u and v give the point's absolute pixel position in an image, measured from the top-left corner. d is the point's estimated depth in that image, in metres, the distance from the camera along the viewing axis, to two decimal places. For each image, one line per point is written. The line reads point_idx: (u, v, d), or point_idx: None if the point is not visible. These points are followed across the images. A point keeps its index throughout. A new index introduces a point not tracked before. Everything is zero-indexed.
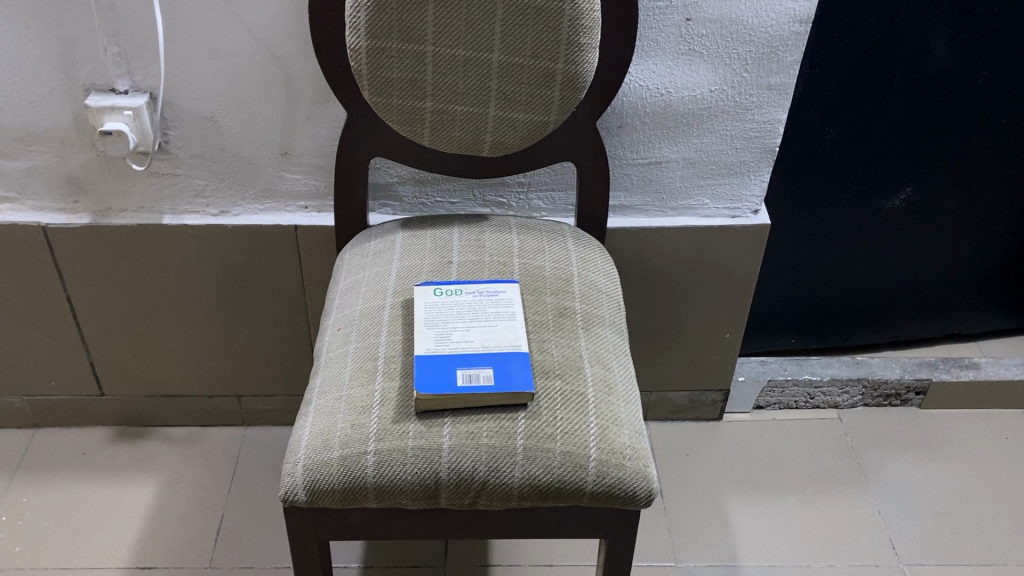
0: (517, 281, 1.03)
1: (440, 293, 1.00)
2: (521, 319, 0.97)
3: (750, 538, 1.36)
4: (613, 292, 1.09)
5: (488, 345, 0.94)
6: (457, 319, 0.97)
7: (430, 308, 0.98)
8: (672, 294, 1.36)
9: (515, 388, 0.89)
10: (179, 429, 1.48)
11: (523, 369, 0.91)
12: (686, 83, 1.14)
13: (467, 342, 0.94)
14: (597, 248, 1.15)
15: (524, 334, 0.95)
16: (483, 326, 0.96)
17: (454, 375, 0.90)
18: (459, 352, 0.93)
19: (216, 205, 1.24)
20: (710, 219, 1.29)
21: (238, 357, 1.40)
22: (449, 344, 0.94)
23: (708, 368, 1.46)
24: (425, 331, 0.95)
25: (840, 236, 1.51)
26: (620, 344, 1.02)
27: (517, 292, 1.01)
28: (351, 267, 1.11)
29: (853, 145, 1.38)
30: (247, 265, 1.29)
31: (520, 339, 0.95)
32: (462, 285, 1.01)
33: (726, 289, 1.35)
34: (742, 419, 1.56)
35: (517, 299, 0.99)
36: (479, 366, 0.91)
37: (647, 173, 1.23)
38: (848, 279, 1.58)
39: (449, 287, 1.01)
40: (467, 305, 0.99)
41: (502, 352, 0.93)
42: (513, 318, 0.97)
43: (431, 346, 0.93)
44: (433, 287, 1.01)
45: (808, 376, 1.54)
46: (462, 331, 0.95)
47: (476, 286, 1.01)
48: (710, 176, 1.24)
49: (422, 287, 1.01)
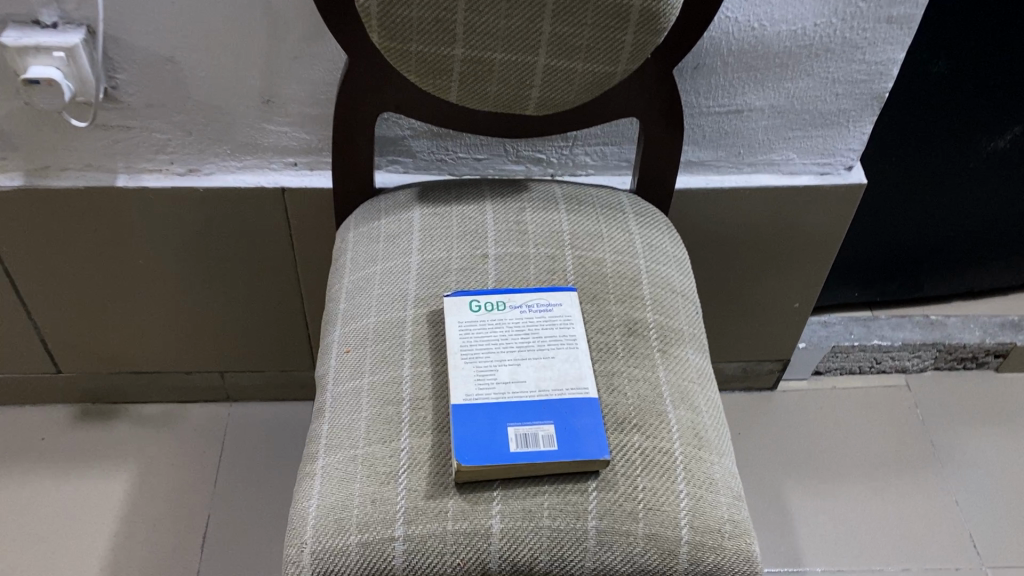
0: (575, 288, 0.80)
1: (477, 308, 0.78)
2: (585, 348, 0.75)
3: (812, 538, 1.20)
4: (689, 291, 0.87)
5: (547, 390, 0.72)
6: (502, 350, 0.75)
7: (466, 333, 0.76)
8: (737, 261, 1.14)
9: (586, 457, 0.68)
10: (153, 406, 1.28)
11: (594, 425, 0.70)
12: (785, 15, 0.88)
13: (519, 386, 0.72)
14: (665, 227, 0.92)
15: (591, 373, 0.74)
16: (537, 361, 0.74)
17: (505, 438, 0.69)
18: (510, 403, 0.71)
19: (183, 162, 0.99)
20: (794, 177, 1.05)
21: (215, 331, 1.18)
22: (495, 389, 0.72)
23: (768, 338, 1.26)
24: (463, 369, 0.73)
25: (929, 183, 1.27)
26: (704, 367, 0.81)
27: (577, 306, 0.78)
28: (358, 257, 0.88)
29: (962, 79, 1.13)
30: (224, 232, 1.05)
31: (586, 380, 0.73)
32: (505, 296, 0.79)
33: (802, 254, 1.13)
34: (798, 388, 1.38)
35: (578, 317, 0.77)
36: (537, 424, 0.70)
37: (723, 123, 0.99)
38: (930, 228, 1.35)
39: (488, 299, 0.78)
40: (514, 328, 0.76)
41: (566, 401, 0.71)
42: (575, 348, 0.75)
43: (471, 392, 0.72)
44: (467, 298, 0.79)
45: (877, 341, 1.34)
46: (510, 370, 0.73)
47: (524, 296, 0.79)
48: (801, 126, 1.00)
49: (452, 298, 0.79)
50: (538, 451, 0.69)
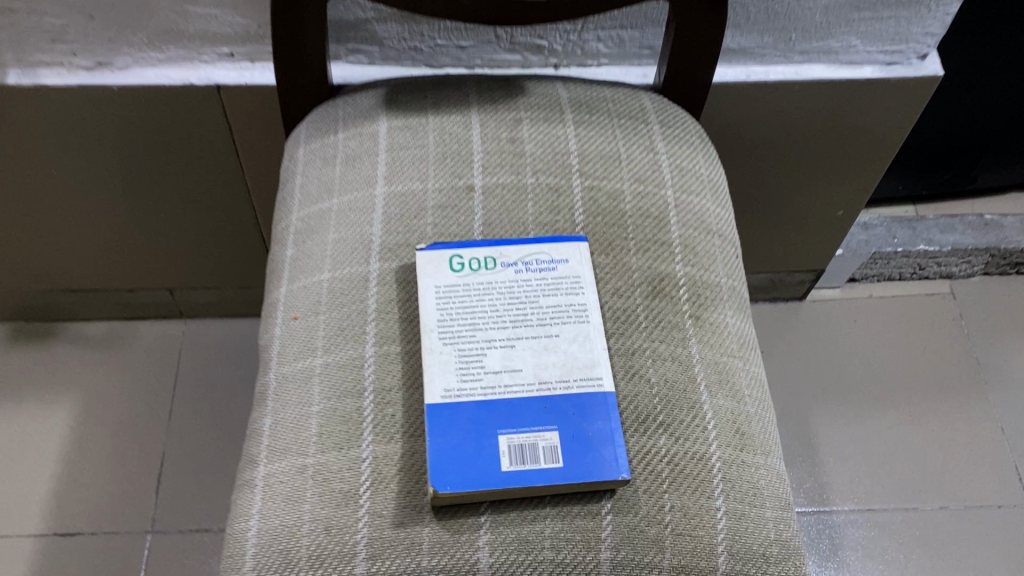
0: (586, 236, 0.63)
1: (460, 266, 0.60)
2: (598, 322, 0.59)
3: (840, 473, 1.08)
4: (726, 229, 0.69)
5: (550, 383, 0.56)
6: (492, 326, 0.58)
7: (446, 303, 0.59)
8: (775, 165, 0.95)
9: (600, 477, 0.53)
10: (96, 324, 1.12)
11: (610, 433, 0.55)
12: None
13: (514, 378, 0.56)
14: (696, 143, 0.73)
15: (606, 357, 0.57)
16: (537, 342, 0.57)
17: (496, 453, 0.53)
18: (502, 402, 0.55)
19: (89, 53, 0.78)
20: (854, 69, 0.85)
21: (156, 247, 1.00)
22: (482, 382, 0.56)
23: (801, 247, 1.09)
24: (441, 354, 0.57)
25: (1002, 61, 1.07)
26: (745, 335, 0.65)
27: (588, 263, 0.61)
28: (310, 186, 0.69)
29: None
30: (152, 137, 0.85)
31: (600, 367, 0.57)
32: (496, 249, 0.61)
33: (853, 157, 0.94)
34: (829, 297, 1.23)
35: (590, 280, 0.60)
36: (537, 432, 0.54)
37: (772, 2, 0.77)
38: (994, 113, 1.15)
39: (474, 254, 0.61)
40: (508, 296, 0.59)
41: (574, 399, 0.55)
42: (586, 322, 0.58)
43: (452, 387, 0.55)
44: (447, 252, 0.61)
45: (924, 247, 1.17)
46: (502, 355, 0.57)
47: (520, 250, 0.61)
48: (870, 6, 0.78)
49: (427, 252, 0.61)
50: (537, 469, 0.53)
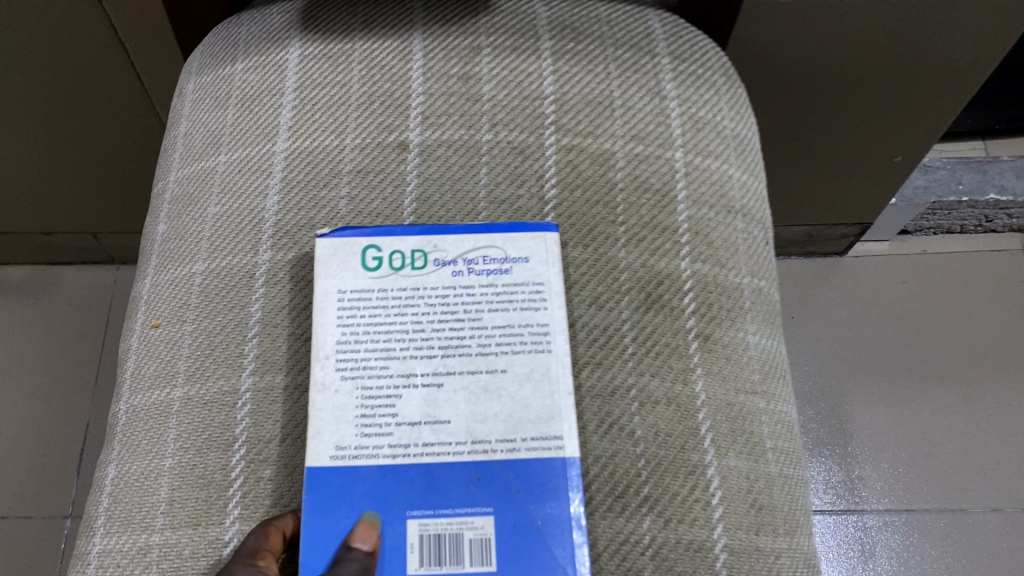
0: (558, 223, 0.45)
1: (375, 263, 0.43)
2: (564, 352, 0.41)
3: (880, 466, 0.91)
4: (754, 204, 0.51)
5: (486, 444, 0.40)
6: (412, 355, 0.41)
7: (351, 318, 0.42)
8: (822, 100, 0.75)
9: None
10: (17, 269, 0.97)
11: (565, 524, 0.38)
12: None
13: (438, 434, 0.40)
14: (720, 83, 0.54)
15: (571, 405, 0.40)
16: (474, 381, 0.41)
17: (399, 548, 0.38)
18: (417, 470, 0.39)
19: None
20: None
21: (66, 184, 0.83)
22: (391, 438, 0.39)
23: (847, 196, 0.90)
24: (337, 393, 0.40)
25: None
26: (772, 357, 0.47)
27: (556, 262, 0.43)
28: (195, 138, 0.52)
29: None
30: (31, 57, 0.67)
31: (561, 422, 0.40)
32: (429, 239, 0.44)
33: (923, 91, 0.75)
34: (875, 252, 1.04)
35: (557, 289, 0.42)
36: (461, 517, 0.38)
37: None
38: None
39: (396, 247, 0.43)
40: (438, 309, 0.42)
41: (518, 468, 0.39)
42: (546, 351, 0.41)
43: (348, 443, 0.39)
44: (359, 242, 0.43)
45: (994, 196, 0.97)
46: (424, 398, 0.40)
47: (462, 243, 0.44)
48: None
49: (332, 240, 0.44)
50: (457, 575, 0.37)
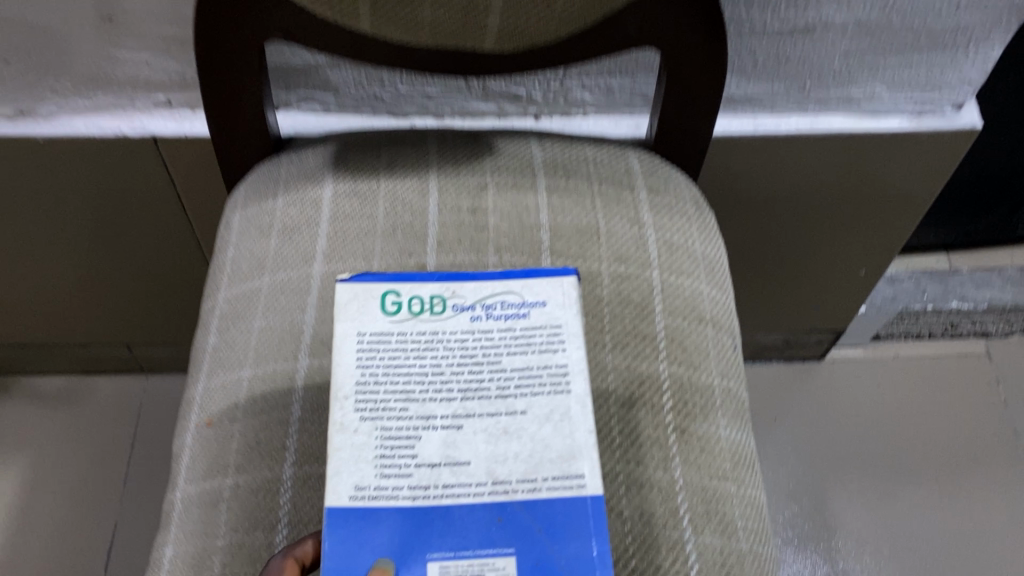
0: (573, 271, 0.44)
1: (394, 308, 0.42)
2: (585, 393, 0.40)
3: (862, 559, 0.96)
4: (723, 314, 0.60)
5: (506, 485, 0.37)
6: (431, 398, 0.39)
7: (371, 359, 0.40)
8: (790, 221, 0.84)
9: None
10: (51, 378, 1.04)
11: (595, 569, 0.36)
12: None
13: (457, 475, 0.37)
14: (691, 212, 0.63)
15: (594, 444, 0.38)
16: (494, 423, 0.39)
17: None
18: (437, 513, 0.36)
19: (9, 99, 0.69)
20: (879, 120, 0.74)
21: (107, 300, 0.91)
22: (411, 480, 0.37)
23: (820, 305, 0.99)
24: (356, 433, 0.38)
25: None
26: (743, 448, 0.54)
27: (574, 305, 0.42)
28: (241, 262, 0.60)
29: None
30: (89, 191, 0.76)
31: (581, 462, 0.38)
32: (447, 286, 0.43)
33: (878, 213, 0.84)
34: (852, 357, 1.10)
35: (575, 330, 0.41)
36: (483, 559, 0.35)
37: (786, 48, 0.67)
38: None
39: (415, 294, 0.43)
40: (456, 351, 0.41)
41: (540, 508, 0.37)
42: (567, 393, 0.40)
43: (367, 484, 0.37)
44: (377, 288, 0.42)
45: (957, 303, 1.11)
46: (442, 440, 0.38)
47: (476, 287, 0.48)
48: (897, 51, 0.68)
49: (349, 285, 0.42)
50: None
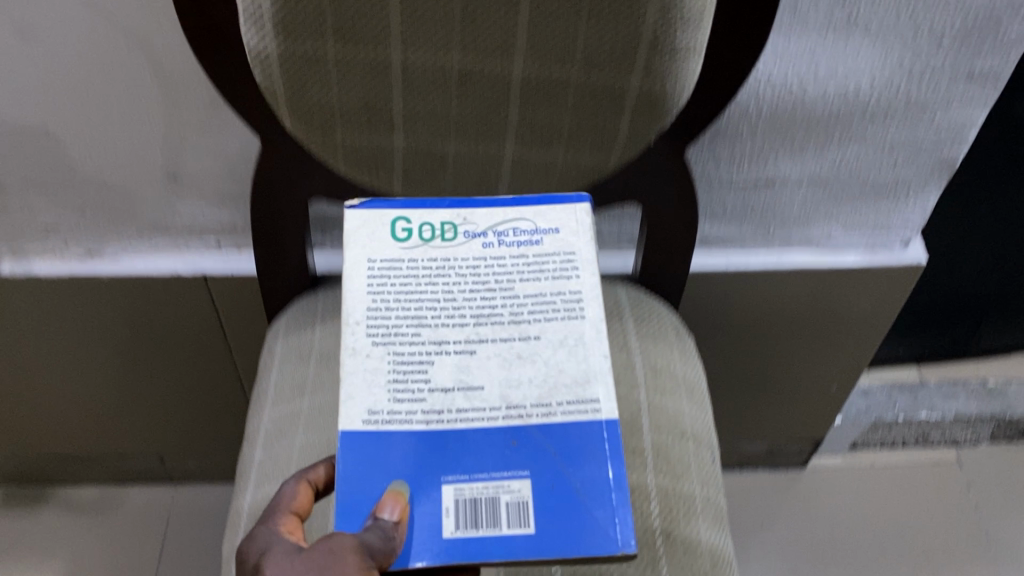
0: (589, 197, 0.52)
1: (405, 234, 0.50)
2: (597, 317, 0.47)
3: None
4: (704, 430, 0.69)
5: (521, 409, 0.45)
6: (443, 323, 0.47)
7: (381, 288, 0.48)
8: (765, 343, 0.94)
9: (588, 548, 0.42)
10: (86, 489, 1.11)
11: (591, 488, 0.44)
12: (837, 73, 0.68)
13: (471, 400, 0.45)
14: (675, 339, 0.73)
15: (604, 368, 0.46)
16: (507, 347, 0.46)
17: (438, 513, 0.42)
18: (452, 438, 0.44)
19: (80, 242, 0.80)
20: (837, 255, 0.85)
21: (145, 415, 1.00)
22: (423, 405, 0.45)
23: (798, 417, 1.07)
24: (369, 358, 0.46)
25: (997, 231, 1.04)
26: (722, 552, 0.62)
27: (583, 233, 0.50)
28: (284, 387, 0.69)
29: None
30: (141, 321, 0.86)
31: (595, 387, 0.46)
32: (458, 213, 0.50)
33: (845, 337, 0.93)
34: (831, 465, 1.17)
35: (586, 258, 0.49)
36: (500, 481, 0.43)
37: (750, 197, 0.79)
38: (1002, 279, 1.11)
39: (426, 220, 0.50)
40: (469, 277, 0.48)
41: (556, 432, 0.45)
42: (579, 319, 0.47)
43: (381, 408, 0.45)
44: (390, 214, 0.50)
45: (926, 413, 1.19)
46: (456, 363, 0.46)
47: (491, 215, 0.50)
48: (847, 198, 0.80)
49: (364, 211, 0.50)
50: (499, 537, 0.42)
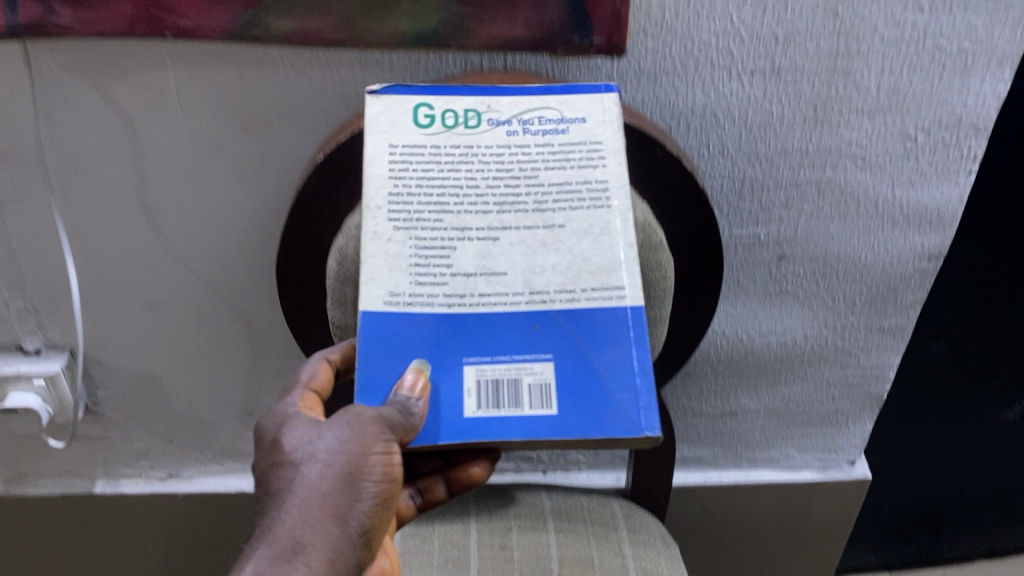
0: (614, 88, 0.58)
1: (428, 120, 0.56)
2: (620, 206, 0.54)
3: None
4: None
5: (544, 293, 0.53)
6: (467, 212, 0.54)
7: (403, 172, 0.55)
8: (741, 549, 1.08)
9: (611, 428, 0.51)
10: None
11: (609, 371, 0.52)
12: (776, 328, 0.88)
13: (492, 284, 0.53)
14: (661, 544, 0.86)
15: (623, 257, 0.54)
16: (531, 235, 0.54)
17: (462, 391, 0.52)
18: (474, 318, 0.53)
19: (165, 465, 0.97)
20: (797, 473, 1.02)
21: None
22: (446, 288, 0.53)
23: None
24: (391, 241, 0.53)
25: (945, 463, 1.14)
26: None
27: (608, 122, 0.57)
28: None
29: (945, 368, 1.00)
30: (205, 531, 1.02)
31: (619, 272, 0.53)
32: (482, 102, 0.57)
33: (809, 545, 1.08)
34: None
35: (611, 147, 0.56)
36: (521, 364, 0.53)
37: (719, 424, 0.97)
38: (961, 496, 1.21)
39: (449, 107, 0.56)
40: (492, 165, 0.55)
41: (579, 318, 0.53)
42: (602, 207, 0.54)
43: (403, 290, 0.53)
44: (413, 100, 0.57)
45: None
46: (478, 250, 0.54)
47: (516, 104, 0.57)
48: (799, 426, 0.97)
49: (388, 96, 0.57)
50: (521, 416, 0.51)
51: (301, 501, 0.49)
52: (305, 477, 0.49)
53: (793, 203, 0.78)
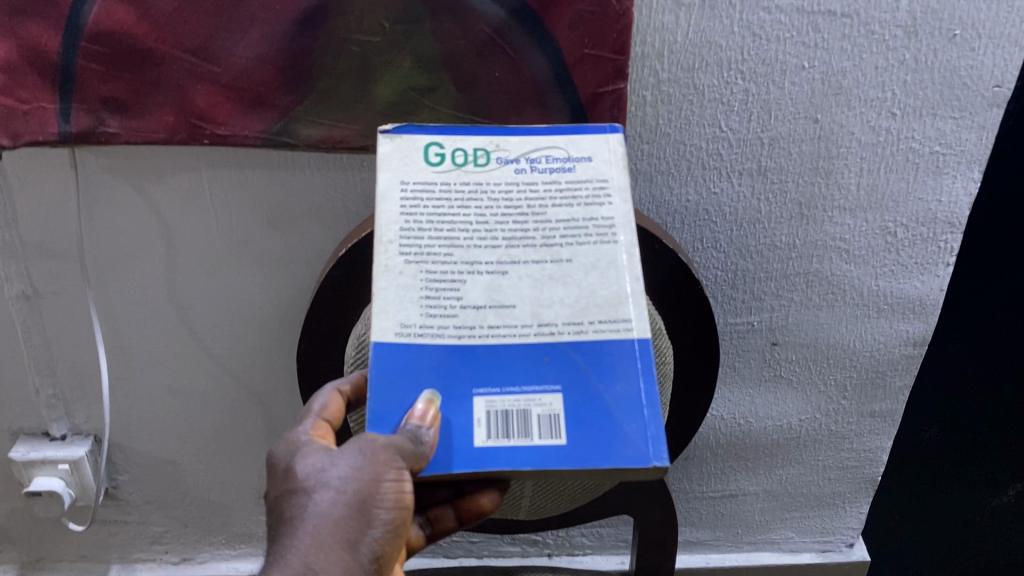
0: (620, 128, 0.57)
1: (439, 158, 0.54)
2: (627, 240, 0.52)
3: None
4: None
5: (552, 326, 0.51)
6: (476, 245, 0.52)
7: (414, 207, 0.53)
8: None
9: (622, 459, 0.48)
10: None
11: (618, 401, 0.50)
12: (771, 412, 0.91)
13: (502, 316, 0.51)
14: None
15: (632, 290, 0.51)
16: (540, 269, 0.52)
17: (471, 421, 0.49)
18: (483, 349, 0.51)
19: (178, 550, 1.00)
20: (797, 553, 1.05)
21: None
22: (457, 320, 0.51)
23: None
24: (402, 275, 0.51)
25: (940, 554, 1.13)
26: None
27: (613, 162, 0.55)
28: None
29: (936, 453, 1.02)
30: None
31: (626, 306, 0.51)
32: (491, 141, 0.55)
33: None
34: None
35: (616, 184, 0.54)
36: (530, 395, 0.50)
37: (719, 507, 1.00)
38: None
39: (458, 147, 0.55)
40: (501, 202, 0.53)
41: (586, 348, 0.51)
42: (610, 243, 0.52)
43: (414, 322, 0.51)
44: (423, 140, 0.55)
45: None
46: (488, 284, 0.51)
47: (524, 144, 0.55)
48: (797, 508, 1.00)
49: (400, 136, 0.55)
50: (531, 446, 0.49)
51: (312, 528, 0.48)
52: (317, 502, 0.48)
53: (783, 293, 0.83)
